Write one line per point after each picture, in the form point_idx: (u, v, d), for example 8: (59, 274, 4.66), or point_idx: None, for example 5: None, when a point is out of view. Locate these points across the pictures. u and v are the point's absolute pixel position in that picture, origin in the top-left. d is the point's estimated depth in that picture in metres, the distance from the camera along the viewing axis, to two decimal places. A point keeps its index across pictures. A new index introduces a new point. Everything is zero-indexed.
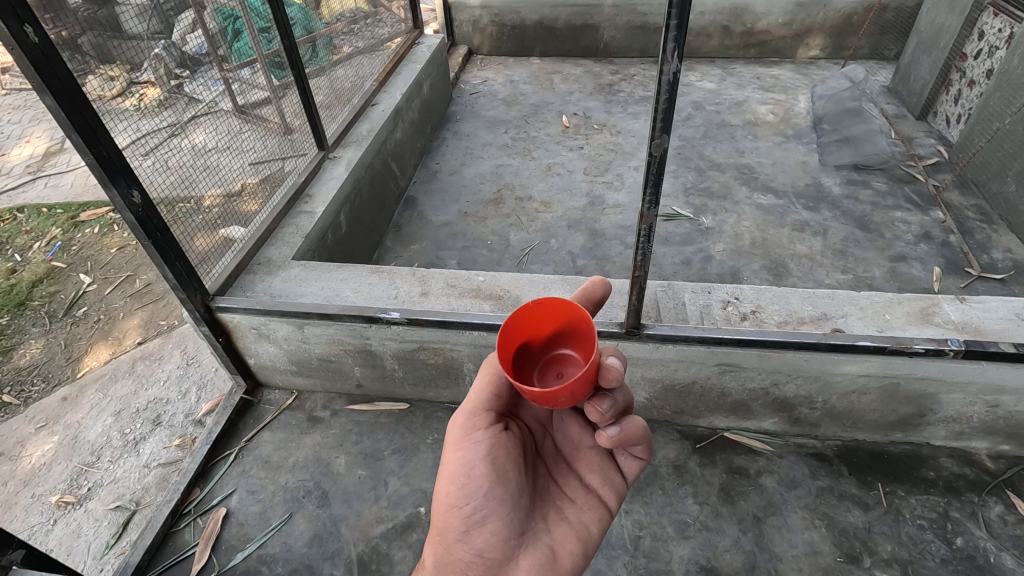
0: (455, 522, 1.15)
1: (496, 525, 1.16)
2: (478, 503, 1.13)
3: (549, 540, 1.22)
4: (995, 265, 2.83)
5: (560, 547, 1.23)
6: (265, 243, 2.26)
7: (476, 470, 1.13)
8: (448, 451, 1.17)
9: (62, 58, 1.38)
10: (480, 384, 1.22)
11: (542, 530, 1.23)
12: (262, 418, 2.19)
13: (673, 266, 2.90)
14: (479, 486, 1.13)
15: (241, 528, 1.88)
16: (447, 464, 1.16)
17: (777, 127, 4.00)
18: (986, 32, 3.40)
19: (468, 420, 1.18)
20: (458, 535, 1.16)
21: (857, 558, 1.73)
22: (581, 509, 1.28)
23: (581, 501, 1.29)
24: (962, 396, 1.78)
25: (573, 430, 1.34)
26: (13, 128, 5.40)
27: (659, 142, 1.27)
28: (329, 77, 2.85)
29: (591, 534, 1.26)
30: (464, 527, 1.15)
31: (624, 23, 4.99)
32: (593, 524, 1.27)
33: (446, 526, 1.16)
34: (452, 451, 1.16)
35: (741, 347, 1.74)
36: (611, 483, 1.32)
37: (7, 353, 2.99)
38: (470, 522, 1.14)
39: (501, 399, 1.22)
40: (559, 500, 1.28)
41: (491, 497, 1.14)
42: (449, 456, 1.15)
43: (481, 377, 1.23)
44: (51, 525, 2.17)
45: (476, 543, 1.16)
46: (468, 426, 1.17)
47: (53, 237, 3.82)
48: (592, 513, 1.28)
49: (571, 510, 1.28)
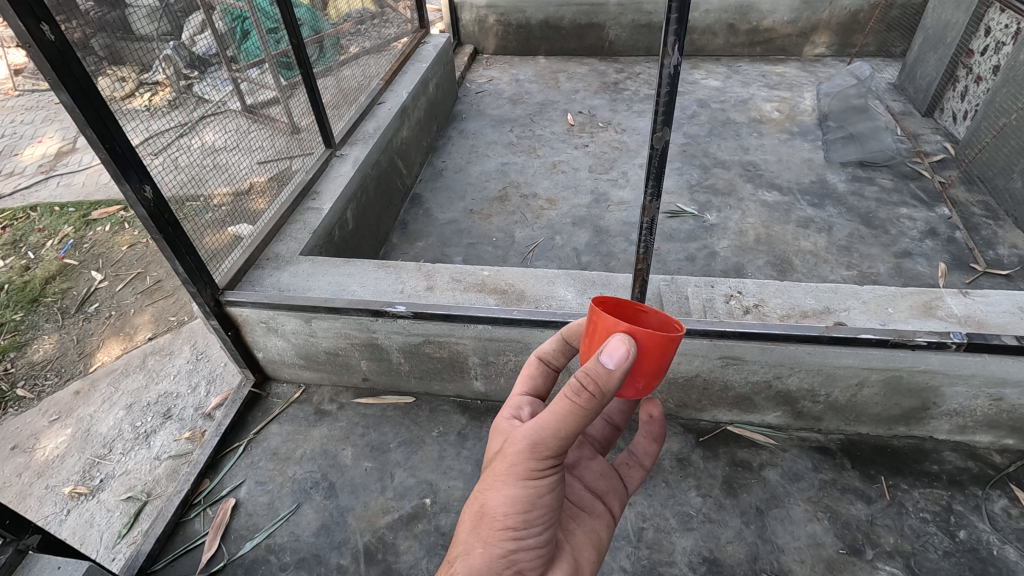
0: (503, 543, 1.03)
1: (545, 548, 1.09)
2: (537, 529, 1.06)
3: (572, 548, 1.17)
4: (1000, 261, 2.83)
5: (579, 555, 1.17)
6: (274, 239, 2.31)
7: (543, 501, 1.05)
8: (511, 477, 1.04)
9: (77, 56, 1.42)
10: (576, 424, 1.00)
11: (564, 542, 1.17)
12: (270, 411, 2.23)
13: (677, 262, 2.91)
14: (542, 514, 1.06)
15: (250, 518, 1.91)
16: (512, 490, 1.03)
17: (782, 124, 4.00)
18: (993, 28, 3.37)
19: (549, 454, 1.02)
20: (502, 553, 1.04)
21: (859, 550, 1.73)
22: (592, 516, 1.24)
23: (592, 507, 1.25)
24: (965, 389, 1.78)
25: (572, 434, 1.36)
26: (26, 128, 5.49)
27: (660, 135, 1.28)
28: (336, 77, 2.87)
29: (604, 541, 1.22)
30: (513, 549, 1.04)
31: (629, 21, 5.01)
32: (603, 531, 1.24)
33: (490, 543, 1.04)
34: (521, 480, 1.03)
35: (743, 340, 1.75)
36: (615, 491, 1.32)
37: (20, 348, 3.05)
38: (523, 545, 1.05)
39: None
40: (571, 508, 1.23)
41: (549, 524, 1.08)
42: (516, 483, 1.03)
43: (576, 409, 0.99)
44: (65, 515, 2.22)
45: (520, 565, 1.04)
46: (545, 461, 1.03)
47: (65, 235, 3.88)
48: (602, 520, 1.25)
49: (583, 519, 1.23)
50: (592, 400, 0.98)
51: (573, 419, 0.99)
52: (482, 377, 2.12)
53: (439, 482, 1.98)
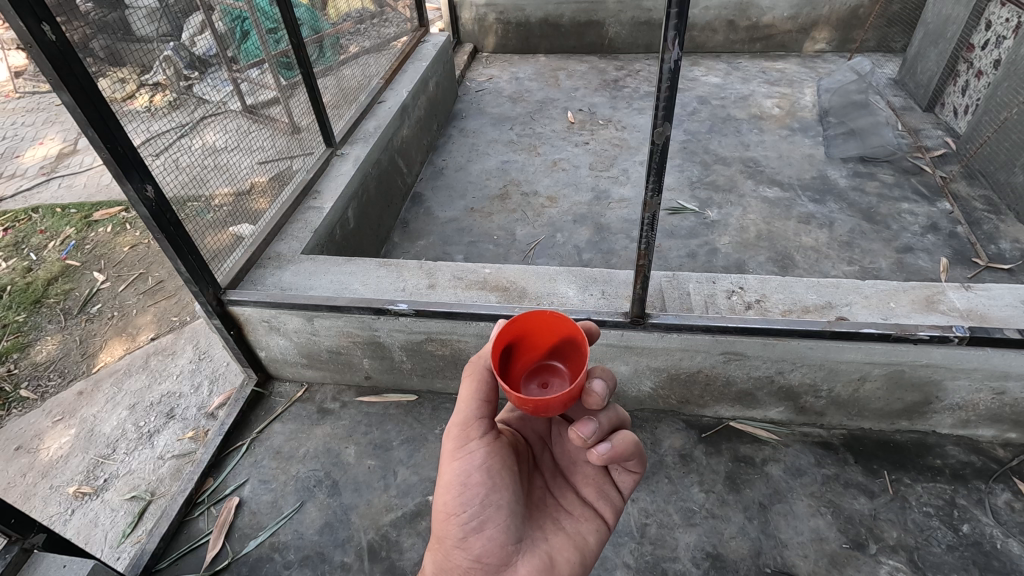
0: (451, 529, 1.14)
1: (494, 530, 1.15)
2: (474, 508, 1.13)
3: (547, 547, 1.21)
4: (1002, 255, 2.82)
5: (558, 555, 1.21)
6: (275, 239, 2.31)
7: (472, 478, 1.14)
8: (443, 462, 1.17)
9: (78, 56, 1.43)
10: (469, 394, 1.18)
11: (540, 539, 1.22)
12: (273, 410, 2.23)
13: (678, 259, 2.91)
14: (476, 492, 1.13)
15: (254, 517, 1.91)
16: (443, 473, 1.16)
17: (783, 121, 4.00)
18: (994, 22, 3.37)
19: (461, 429, 1.17)
20: (455, 542, 1.15)
21: (863, 545, 1.73)
22: (578, 520, 1.28)
23: (578, 512, 1.29)
24: (967, 383, 1.78)
25: (568, 441, 1.40)
26: (28, 130, 5.50)
27: (661, 130, 1.28)
28: (337, 77, 2.88)
29: (588, 544, 1.25)
30: (462, 534, 1.14)
31: (628, 19, 5.00)
32: (590, 535, 1.27)
33: (444, 535, 1.16)
34: (449, 461, 1.16)
35: (746, 336, 1.75)
36: (607, 497, 1.33)
37: (23, 349, 3.06)
38: (468, 529, 1.14)
39: (493, 410, 1.20)
40: (556, 510, 1.29)
41: (491, 502, 1.15)
42: (445, 466, 1.16)
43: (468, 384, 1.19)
44: (69, 514, 2.23)
45: (473, 550, 1.14)
46: (462, 436, 1.17)
47: (67, 236, 3.89)
48: (589, 523, 1.28)
49: (568, 520, 1.27)
50: (471, 371, 1.19)
51: (467, 392, 1.18)
52: None
53: None
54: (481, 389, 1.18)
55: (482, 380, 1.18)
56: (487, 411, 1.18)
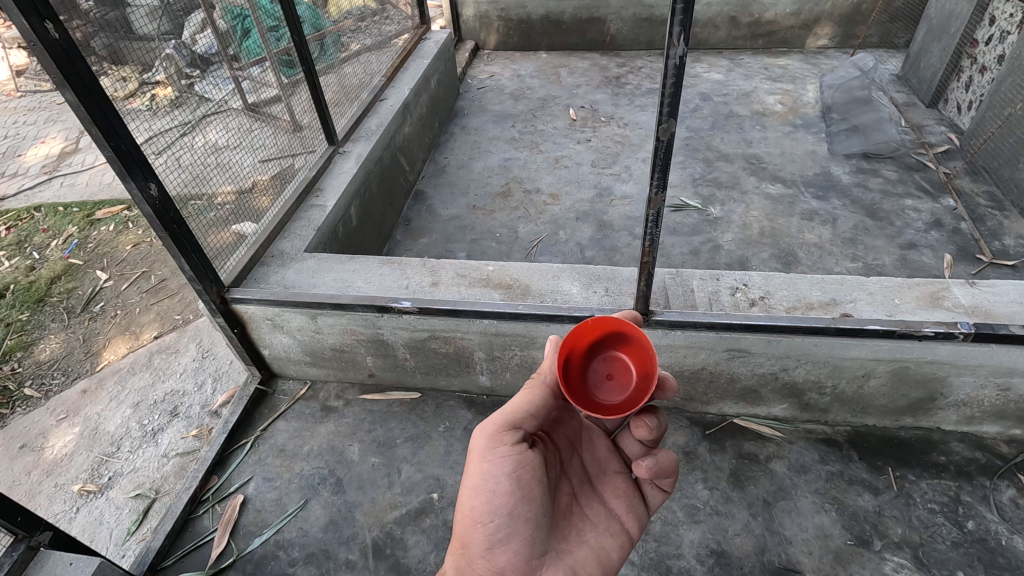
0: (478, 539, 1.17)
1: (519, 543, 1.18)
2: (500, 519, 1.15)
3: (571, 561, 1.24)
4: (1006, 251, 2.81)
5: (580, 569, 1.24)
6: (278, 237, 2.31)
7: (500, 486, 1.15)
8: (472, 463, 1.17)
9: (81, 54, 1.43)
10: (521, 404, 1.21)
11: (564, 551, 1.24)
12: (277, 408, 2.24)
13: (681, 256, 2.91)
14: (503, 501, 1.15)
15: (258, 514, 1.92)
16: (473, 475, 1.17)
17: (786, 117, 3.99)
18: (997, 17, 3.36)
19: (496, 432, 1.17)
20: (480, 551, 1.17)
21: (868, 541, 1.73)
22: (604, 534, 1.30)
23: (606, 526, 1.32)
24: (972, 379, 1.78)
25: (599, 449, 1.41)
26: (29, 129, 5.50)
27: (666, 126, 1.27)
28: (338, 74, 2.87)
29: (612, 560, 1.28)
30: (487, 544, 1.16)
31: (630, 15, 4.98)
32: (614, 550, 1.29)
33: (470, 541, 1.17)
34: (479, 463, 1.16)
35: (749, 332, 1.74)
36: (635, 511, 1.35)
37: (27, 348, 3.06)
38: (493, 539, 1.16)
39: (531, 420, 1.21)
40: (583, 521, 1.31)
41: (515, 514, 1.17)
42: (474, 468, 1.16)
43: (526, 393, 1.23)
44: (74, 512, 2.23)
45: (496, 561, 1.17)
46: (497, 440, 1.16)
47: (69, 235, 3.89)
48: (614, 539, 1.31)
49: (593, 533, 1.30)
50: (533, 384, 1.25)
51: (521, 401, 1.21)
52: (488, 372, 2.12)
53: (446, 477, 1.99)
54: (533, 403, 1.21)
55: (540, 397, 1.23)
56: (528, 419, 1.21)
